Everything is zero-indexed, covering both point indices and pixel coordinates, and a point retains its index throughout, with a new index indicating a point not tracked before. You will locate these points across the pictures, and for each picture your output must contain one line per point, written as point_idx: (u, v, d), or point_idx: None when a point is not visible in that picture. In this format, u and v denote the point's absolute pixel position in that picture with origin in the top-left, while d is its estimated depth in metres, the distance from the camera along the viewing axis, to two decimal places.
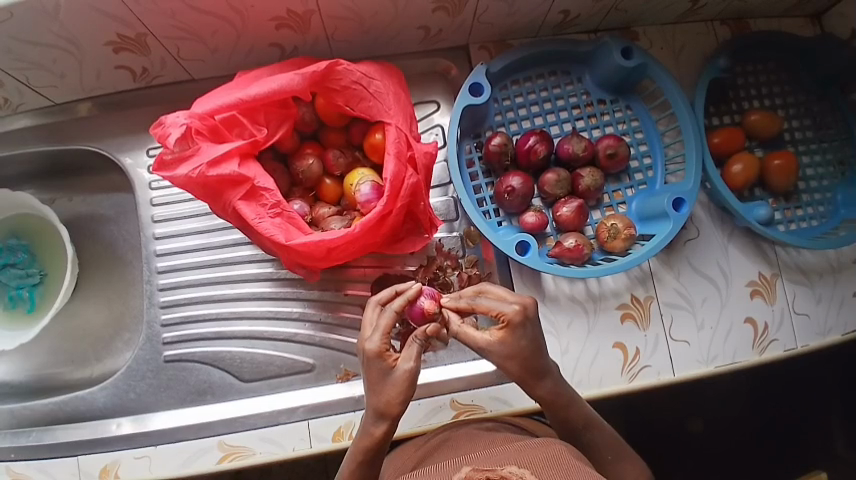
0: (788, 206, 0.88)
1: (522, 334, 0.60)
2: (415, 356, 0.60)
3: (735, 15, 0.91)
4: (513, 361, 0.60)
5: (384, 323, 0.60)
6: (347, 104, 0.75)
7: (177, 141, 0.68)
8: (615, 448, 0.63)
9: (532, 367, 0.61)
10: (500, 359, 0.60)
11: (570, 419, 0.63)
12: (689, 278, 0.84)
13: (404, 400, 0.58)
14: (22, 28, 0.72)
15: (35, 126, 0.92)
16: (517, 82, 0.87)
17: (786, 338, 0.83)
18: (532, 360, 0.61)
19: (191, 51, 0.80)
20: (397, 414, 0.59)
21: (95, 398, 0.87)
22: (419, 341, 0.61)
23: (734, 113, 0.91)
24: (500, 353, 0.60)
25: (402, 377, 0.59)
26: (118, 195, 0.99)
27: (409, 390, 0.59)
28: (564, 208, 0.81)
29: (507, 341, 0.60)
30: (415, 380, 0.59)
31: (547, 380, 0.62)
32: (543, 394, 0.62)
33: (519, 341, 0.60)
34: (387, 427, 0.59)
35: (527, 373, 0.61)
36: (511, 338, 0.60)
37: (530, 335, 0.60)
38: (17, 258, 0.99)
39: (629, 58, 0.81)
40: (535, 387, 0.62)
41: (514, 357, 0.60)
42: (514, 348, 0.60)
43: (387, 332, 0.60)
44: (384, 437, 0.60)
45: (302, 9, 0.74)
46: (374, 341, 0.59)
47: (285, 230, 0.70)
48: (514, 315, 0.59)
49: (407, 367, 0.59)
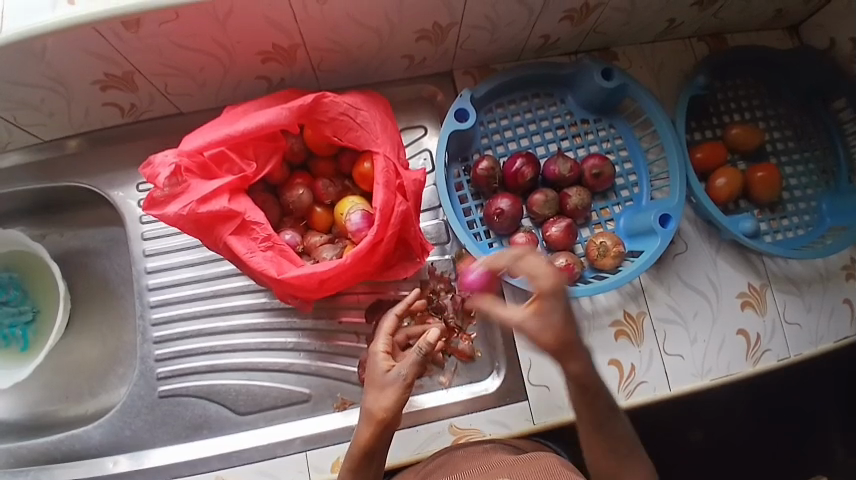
0: (774, 217, 0.90)
1: (558, 303, 0.56)
2: (409, 363, 0.63)
3: (712, 31, 0.93)
4: (547, 337, 0.57)
5: (386, 328, 0.68)
6: (335, 135, 0.76)
7: (167, 180, 0.69)
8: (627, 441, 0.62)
9: (566, 340, 0.57)
10: (535, 336, 0.57)
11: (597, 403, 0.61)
12: (680, 292, 0.85)
13: (391, 406, 0.62)
14: (10, 70, 0.73)
15: (24, 164, 0.92)
16: (501, 105, 0.89)
17: (778, 348, 0.84)
18: (564, 334, 0.57)
19: (179, 86, 0.81)
20: (383, 421, 0.62)
21: (90, 436, 0.86)
22: (419, 352, 0.63)
23: (716, 127, 0.92)
24: (533, 328, 0.57)
25: (394, 382, 0.63)
26: (110, 229, 0.99)
27: (399, 396, 0.63)
28: (553, 227, 0.82)
29: (539, 311, 0.57)
30: (406, 387, 0.63)
31: (579, 357, 0.58)
32: (577, 371, 0.58)
33: (551, 313, 0.56)
34: (372, 431, 0.63)
35: (562, 348, 0.57)
36: (543, 309, 0.57)
37: (563, 305, 0.57)
38: (9, 295, 0.99)
39: (610, 79, 0.82)
40: (568, 363, 0.58)
41: (548, 332, 0.56)
42: (550, 320, 0.56)
43: (391, 336, 0.68)
44: (370, 442, 0.63)
45: (288, 43, 0.76)
46: (378, 342, 0.67)
47: (276, 264, 0.70)
48: (545, 283, 0.56)
49: (400, 372, 0.63)
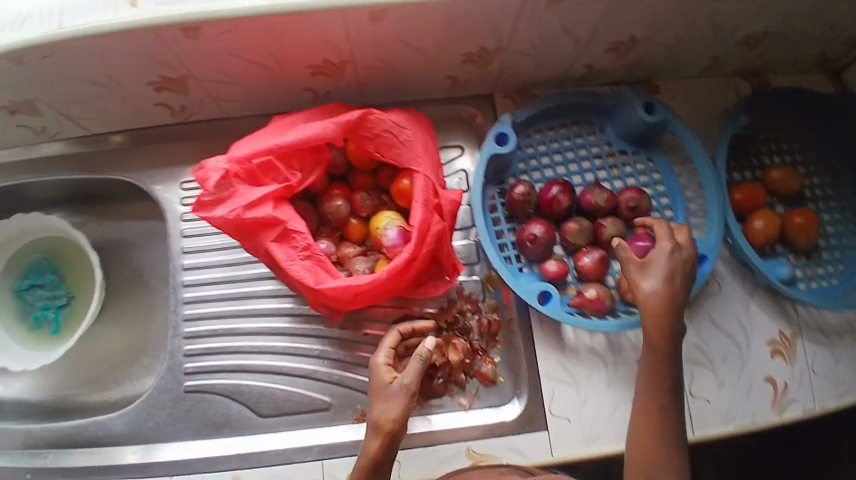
0: (809, 264, 0.88)
1: (679, 271, 0.72)
2: (412, 373, 0.71)
3: (755, 71, 0.92)
4: (647, 285, 0.71)
5: (388, 342, 0.76)
6: (377, 150, 0.78)
7: (216, 184, 0.72)
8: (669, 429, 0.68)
9: (662, 311, 0.70)
10: (638, 294, 0.72)
11: (660, 377, 0.70)
12: (711, 334, 0.84)
13: (398, 417, 0.69)
14: (71, 67, 0.76)
15: (72, 155, 0.95)
16: (540, 131, 0.89)
17: (805, 398, 0.82)
18: (663, 307, 0.70)
19: (229, 92, 0.84)
20: (391, 431, 0.69)
21: (114, 424, 0.88)
22: (420, 361, 0.71)
23: (755, 168, 0.91)
24: (644, 290, 0.71)
25: (399, 393, 0.70)
26: (147, 222, 1.02)
27: (405, 405, 0.70)
28: (585, 258, 0.82)
29: (665, 281, 0.71)
30: (411, 396, 0.71)
31: (668, 329, 0.70)
32: (652, 336, 0.70)
33: (671, 273, 0.71)
34: (382, 441, 0.69)
35: (660, 317, 0.70)
36: (669, 279, 0.71)
37: (681, 274, 0.72)
38: (45, 279, 1.02)
39: (651, 113, 0.83)
40: (652, 326, 0.70)
41: (660, 297, 0.70)
42: (669, 286, 0.71)
43: (392, 348, 0.75)
44: (379, 454, 0.68)
45: (338, 59, 0.78)
46: (379, 355, 0.74)
47: (314, 273, 0.72)
48: (686, 253, 0.73)
49: (406, 382, 0.71)
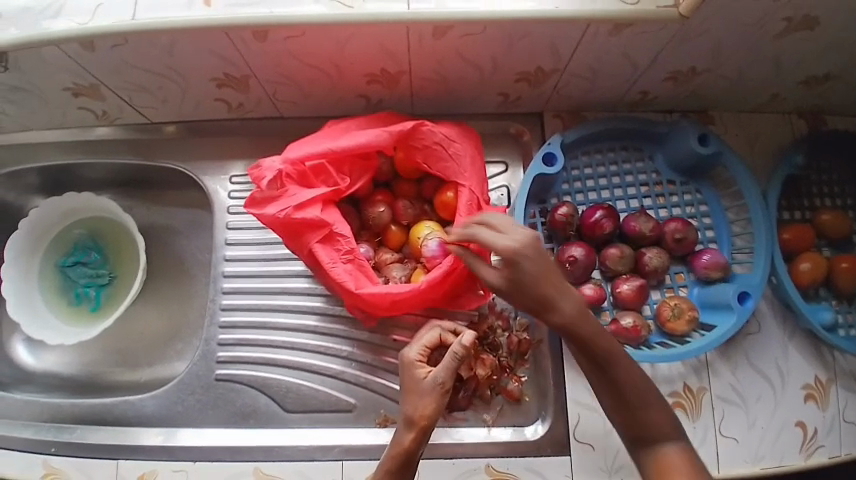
0: (850, 311, 0.85)
1: (522, 267, 0.61)
2: (446, 367, 0.69)
3: (814, 110, 0.90)
4: (522, 298, 0.62)
5: (423, 339, 0.74)
6: (425, 162, 0.79)
7: (269, 183, 0.73)
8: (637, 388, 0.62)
9: (541, 297, 0.61)
10: (503, 293, 0.63)
11: (589, 346, 0.62)
12: (746, 373, 0.82)
13: (432, 412, 0.66)
14: (139, 57, 0.79)
15: (129, 141, 0.99)
16: (587, 153, 0.89)
17: (832, 445, 0.80)
18: (532, 296, 0.61)
19: (286, 94, 0.86)
20: (424, 426, 0.66)
21: (144, 405, 0.90)
22: (456, 355, 0.69)
23: (805, 209, 0.89)
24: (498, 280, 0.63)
25: (433, 388, 0.68)
26: (193, 211, 1.05)
27: (438, 399, 0.68)
28: (625, 285, 0.81)
29: (508, 275, 0.62)
30: (444, 390, 0.68)
31: (557, 310, 0.62)
32: (560, 323, 0.62)
33: (518, 271, 0.61)
34: (414, 437, 0.66)
35: (537, 305, 0.62)
36: (513, 272, 0.61)
37: (531, 265, 0.61)
38: (90, 257, 1.06)
39: (705, 144, 0.82)
40: (550, 317, 0.62)
41: (513, 287, 0.62)
42: (517, 283, 0.61)
43: (426, 346, 0.74)
44: (411, 450, 0.66)
45: (394, 69, 0.79)
46: (412, 351, 0.73)
47: (355, 278, 0.73)
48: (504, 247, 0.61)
49: (439, 376, 0.69)
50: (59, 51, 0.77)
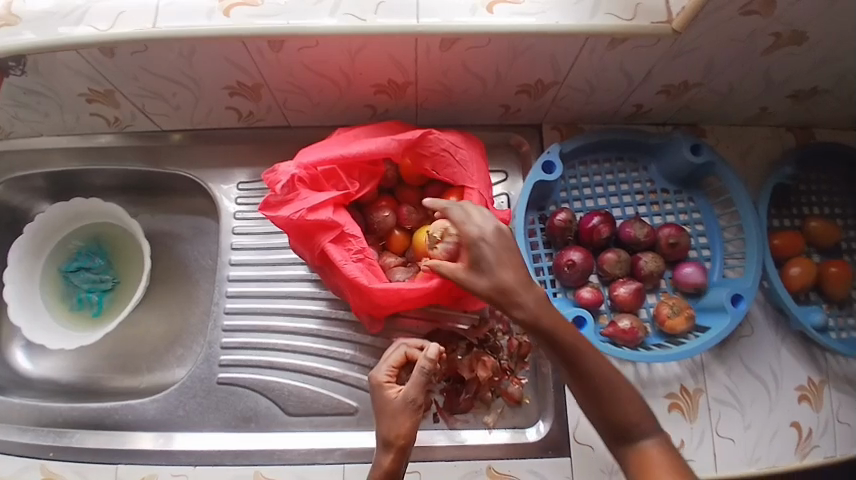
0: (842, 314, 0.88)
1: (484, 247, 0.65)
2: (414, 383, 0.67)
3: (801, 124, 0.94)
4: (478, 285, 0.64)
5: (388, 356, 0.71)
6: (433, 169, 0.81)
7: (283, 187, 0.76)
8: (617, 387, 0.59)
9: (500, 283, 0.63)
10: (470, 284, 0.65)
11: (558, 341, 0.61)
12: (740, 376, 0.84)
13: (406, 431, 0.65)
14: (155, 64, 0.81)
15: (137, 147, 1.01)
16: (584, 163, 0.93)
17: (827, 446, 0.82)
18: (502, 283, 0.63)
19: (295, 102, 0.89)
20: (402, 444, 0.65)
21: (145, 409, 0.90)
22: (423, 370, 0.66)
23: (794, 217, 0.93)
24: (471, 275, 0.65)
25: (402, 406, 0.66)
26: (198, 218, 1.06)
27: (410, 416, 0.66)
28: (621, 287, 0.84)
29: (472, 262, 0.65)
30: (415, 407, 0.66)
31: (519, 303, 0.63)
32: (523, 316, 0.62)
33: (475, 256, 0.65)
34: (394, 457, 0.65)
35: (500, 295, 0.63)
36: (475, 254, 0.65)
37: (492, 247, 0.65)
38: (93, 263, 1.06)
39: (698, 155, 0.85)
40: (513, 311, 0.63)
41: (481, 275, 0.65)
42: (481, 270, 0.65)
43: (393, 365, 0.71)
44: (394, 467, 0.65)
45: (402, 79, 0.82)
46: (380, 372, 0.70)
47: (367, 275, 0.75)
48: (472, 230, 0.66)
49: (409, 395, 0.66)
50: (77, 56, 0.79)
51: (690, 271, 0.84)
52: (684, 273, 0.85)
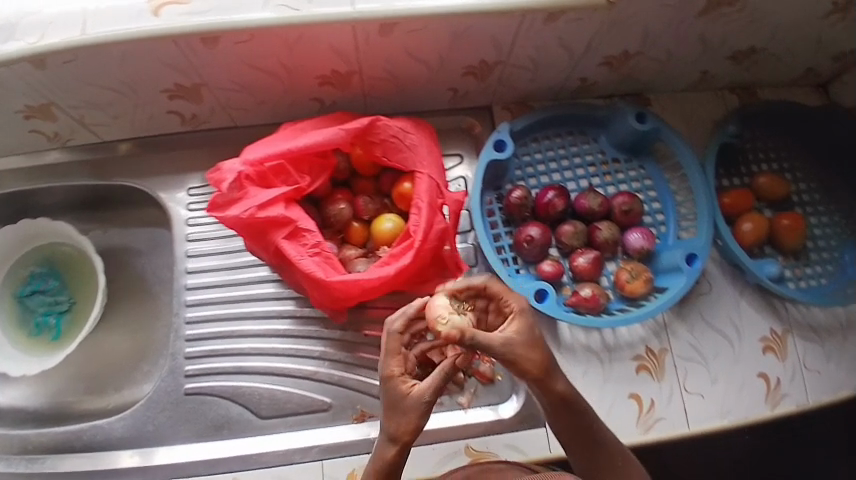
0: (798, 264, 0.91)
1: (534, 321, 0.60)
2: (432, 385, 0.58)
3: (744, 85, 0.96)
4: (533, 357, 0.58)
5: (397, 346, 0.61)
6: (384, 155, 0.82)
7: (230, 186, 0.75)
8: (624, 455, 0.64)
9: (547, 358, 0.59)
10: (522, 351, 0.58)
11: (583, 418, 0.63)
12: (703, 331, 0.86)
13: (416, 430, 0.59)
14: (89, 73, 0.79)
15: (82, 162, 0.98)
16: (537, 140, 0.93)
17: (798, 394, 0.85)
18: (547, 358, 0.59)
19: (239, 101, 0.87)
20: (408, 442, 0.59)
21: (113, 427, 0.88)
22: (443, 374, 0.58)
23: (743, 175, 0.95)
24: (522, 347, 0.58)
25: (416, 407, 0.58)
26: (154, 229, 1.04)
27: (421, 419, 0.59)
28: (580, 258, 0.85)
29: (524, 333, 0.58)
30: (429, 409, 0.59)
31: (560, 377, 0.61)
32: (562, 389, 0.60)
33: (530, 330, 0.59)
34: (397, 451, 0.60)
35: (547, 372, 0.59)
36: (526, 327, 0.59)
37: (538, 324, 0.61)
38: (47, 285, 1.03)
39: (643, 122, 0.87)
40: (554, 383, 0.60)
41: (535, 347, 0.58)
42: (533, 344, 0.58)
43: (400, 355, 0.61)
44: (397, 462, 0.60)
45: (345, 69, 0.82)
46: (390, 365, 0.60)
47: (323, 268, 0.75)
48: (520, 302, 0.61)
49: (422, 397, 0.58)
50: (6, 71, 0.77)
51: (637, 237, 0.86)
52: (632, 240, 0.86)
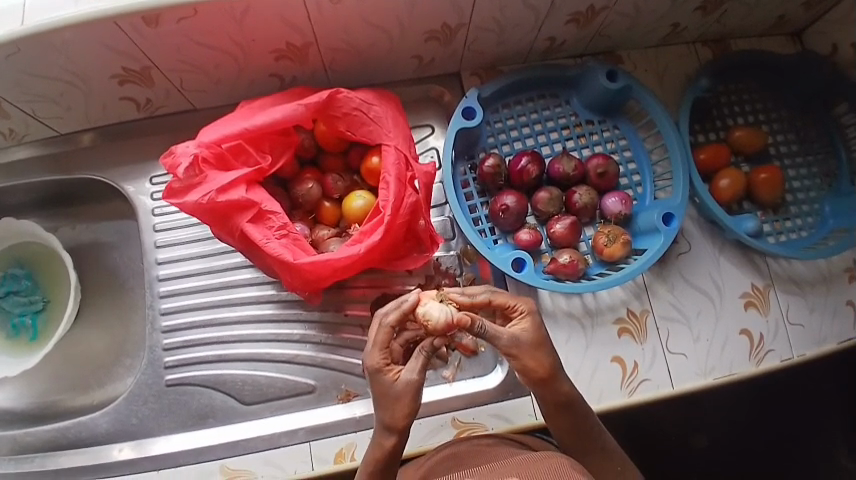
0: (777, 218, 0.90)
1: (541, 325, 0.62)
2: (417, 366, 0.59)
3: (716, 37, 0.94)
4: (539, 359, 0.60)
5: (382, 338, 0.60)
6: (348, 129, 0.80)
7: (186, 170, 0.74)
8: (623, 461, 0.64)
9: (554, 360, 0.61)
10: (528, 351, 0.60)
11: (582, 428, 0.64)
12: (683, 290, 0.86)
13: (410, 415, 0.59)
14: (33, 63, 0.75)
15: (40, 157, 0.94)
16: (508, 106, 0.91)
17: (782, 348, 0.85)
18: (553, 362, 0.61)
19: (194, 82, 0.84)
20: (405, 428, 0.59)
21: (96, 423, 0.86)
22: (427, 353, 0.60)
23: (719, 130, 0.94)
24: (529, 347, 0.60)
25: (406, 391, 0.59)
26: (122, 222, 1.00)
27: (413, 402, 0.59)
28: (557, 225, 0.84)
29: (531, 334, 0.60)
30: (419, 391, 0.59)
31: (566, 380, 0.62)
32: (566, 391, 0.62)
33: (538, 332, 0.61)
34: (398, 439, 0.60)
35: (552, 374, 0.60)
36: (533, 330, 0.61)
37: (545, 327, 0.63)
38: (20, 285, 1.00)
39: (614, 81, 0.84)
40: (558, 386, 0.61)
41: (540, 348, 0.60)
42: (540, 343, 0.60)
43: (385, 347, 0.60)
44: (397, 449, 0.61)
45: (301, 42, 0.79)
46: (374, 356, 0.60)
47: (291, 250, 0.75)
48: (528, 304, 0.63)
49: (411, 381, 0.59)
50: None
51: (615, 200, 0.85)
52: (608, 204, 0.85)
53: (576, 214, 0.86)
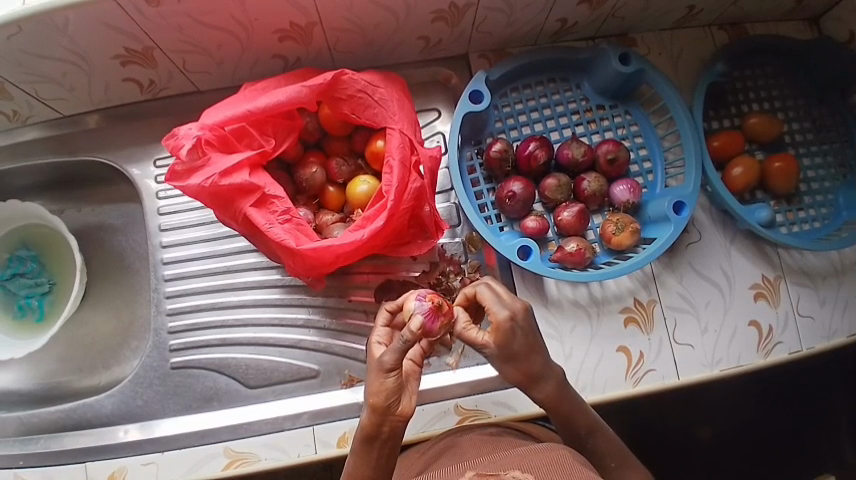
0: (790, 209, 0.88)
1: (511, 337, 0.59)
2: (393, 347, 0.56)
3: (733, 20, 0.91)
4: (510, 364, 0.61)
5: (380, 321, 0.64)
6: (353, 112, 0.79)
7: (188, 152, 0.73)
8: (620, 457, 0.64)
9: (527, 369, 0.61)
10: (496, 360, 0.61)
11: (574, 423, 0.64)
12: (692, 281, 0.84)
13: (383, 391, 0.55)
14: (34, 43, 0.74)
15: (44, 139, 0.93)
16: (517, 89, 0.89)
17: (791, 341, 0.83)
18: (529, 370, 0.62)
19: (197, 63, 0.83)
20: (378, 407, 0.56)
21: (102, 405, 0.87)
22: (404, 339, 0.55)
23: (734, 116, 0.91)
24: (494, 354, 0.61)
25: (374, 366, 0.56)
26: (129, 205, 1.00)
27: (386, 379, 0.55)
28: (565, 212, 0.82)
29: (496, 343, 0.60)
30: (386, 367, 0.55)
31: (545, 386, 0.63)
32: (544, 397, 0.63)
33: (509, 344, 0.59)
34: (372, 420, 0.56)
35: (528, 377, 0.62)
36: (502, 342, 0.59)
37: (521, 338, 0.60)
38: (26, 267, 0.99)
39: (627, 64, 0.81)
40: (535, 390, 0.63)
41: (511, 360, 0.60)
42: (508, 352, 0.60)
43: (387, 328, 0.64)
44: (371, 431, 0.57)
45: (305, 21, 0.77)
46: (376, 332, 0.63)
47: (294, 236, 0.74)
48: (500, 318, 0.59)
49: (383, 357, 0.56)
50: None
51: (625, 189, 0.83)
52: (615, 193, 0.84)
53: (586, 203, 0.84)
